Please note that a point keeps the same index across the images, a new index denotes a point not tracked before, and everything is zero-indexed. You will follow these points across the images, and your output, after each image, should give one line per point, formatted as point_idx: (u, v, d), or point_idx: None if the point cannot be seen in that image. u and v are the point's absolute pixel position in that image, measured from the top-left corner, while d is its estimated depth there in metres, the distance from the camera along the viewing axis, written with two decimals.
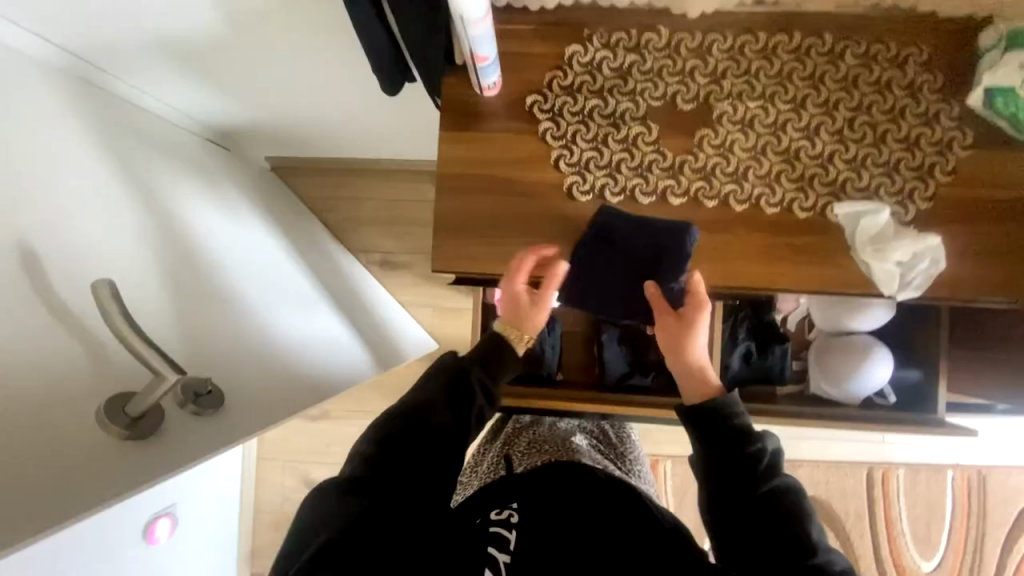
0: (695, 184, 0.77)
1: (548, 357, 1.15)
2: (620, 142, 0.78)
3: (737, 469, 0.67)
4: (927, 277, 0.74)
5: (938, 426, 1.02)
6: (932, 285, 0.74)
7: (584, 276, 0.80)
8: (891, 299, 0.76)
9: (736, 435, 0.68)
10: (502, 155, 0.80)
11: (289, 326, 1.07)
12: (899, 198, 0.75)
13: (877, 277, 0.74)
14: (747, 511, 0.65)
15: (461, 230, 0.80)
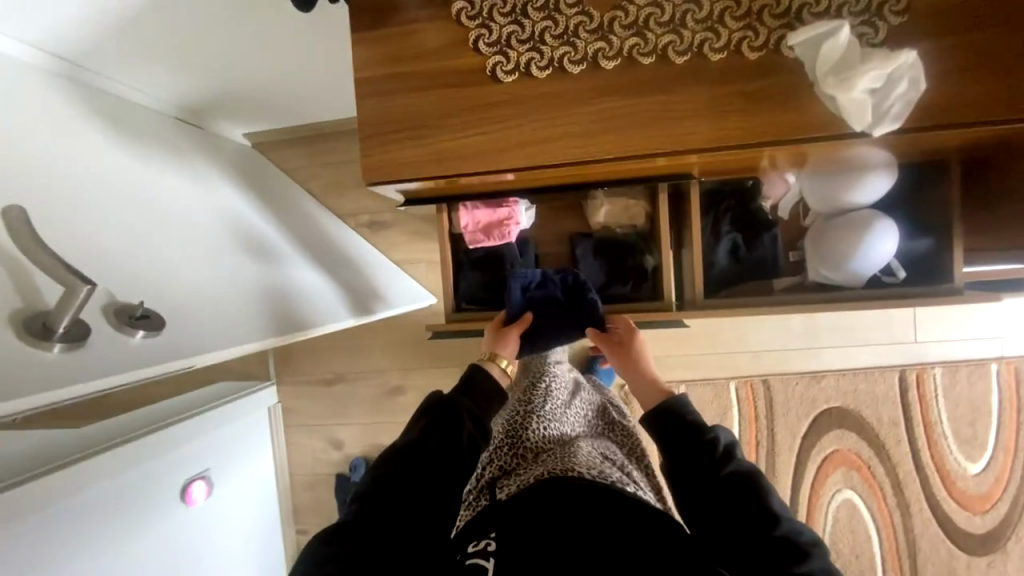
0: (627, 43, 0.69)
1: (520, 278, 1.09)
2: (540, 10, 0.71)
3: (698, 460, 0.73)
4: (906, 103, 0.64)
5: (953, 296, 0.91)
6: (913, 113, 0.64)
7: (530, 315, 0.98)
8: (866, 138, 0.67)
9: (691, 428, 0.78)
10: (419, 48, 0.74)
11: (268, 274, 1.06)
12: (866, 17, 0.65)
13: (845, 112, 0.64)
14: (712, 494, 0.70)
15: (388, 136, 0.76)
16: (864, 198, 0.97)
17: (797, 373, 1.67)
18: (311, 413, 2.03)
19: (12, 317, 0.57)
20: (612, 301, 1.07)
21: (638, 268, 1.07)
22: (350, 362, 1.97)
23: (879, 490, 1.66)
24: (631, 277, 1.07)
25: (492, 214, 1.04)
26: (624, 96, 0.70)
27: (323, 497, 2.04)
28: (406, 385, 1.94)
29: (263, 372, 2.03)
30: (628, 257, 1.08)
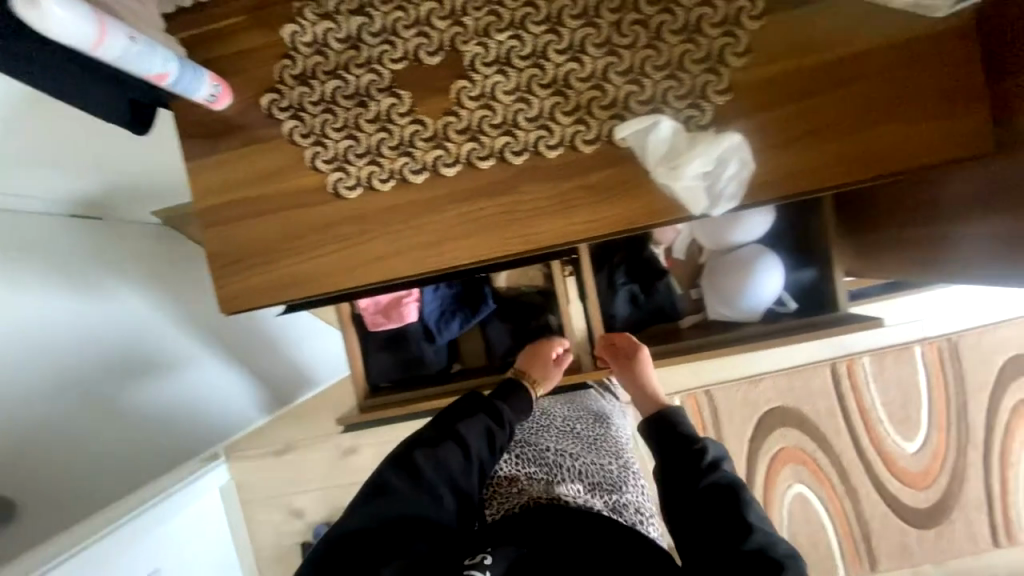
0: (464, 148, 0.68)
1: (429, 358, 1.09)
2: (373, 121, 0.69)
3: (683, 469, 0.73)
4: (738, 183, 0.64)
5: (840, 324, 0.95)
6: (747, 191, 0.65)
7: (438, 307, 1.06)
8: (709, 216, 0.67)
9: (682, 437, 0.77)
10: (258, 171, 0.72)
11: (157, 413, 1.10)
12: (690, 100, 0.65)
13: (681, 198, 0.65)
14: (696, 506, 0.68)
15: (240, 263, 0.73)
16: (743, 241, 1.01)
17: (736, 380, 1.71)
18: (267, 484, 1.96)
19: None
20: None
21: (541, 329, 1.07)
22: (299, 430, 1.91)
23: (826, 480, 1.71)
24: (535, 339, 1.07)
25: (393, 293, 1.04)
26: (471, 201, 0.69)
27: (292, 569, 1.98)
28: (359, 444, 1.90)
29: None
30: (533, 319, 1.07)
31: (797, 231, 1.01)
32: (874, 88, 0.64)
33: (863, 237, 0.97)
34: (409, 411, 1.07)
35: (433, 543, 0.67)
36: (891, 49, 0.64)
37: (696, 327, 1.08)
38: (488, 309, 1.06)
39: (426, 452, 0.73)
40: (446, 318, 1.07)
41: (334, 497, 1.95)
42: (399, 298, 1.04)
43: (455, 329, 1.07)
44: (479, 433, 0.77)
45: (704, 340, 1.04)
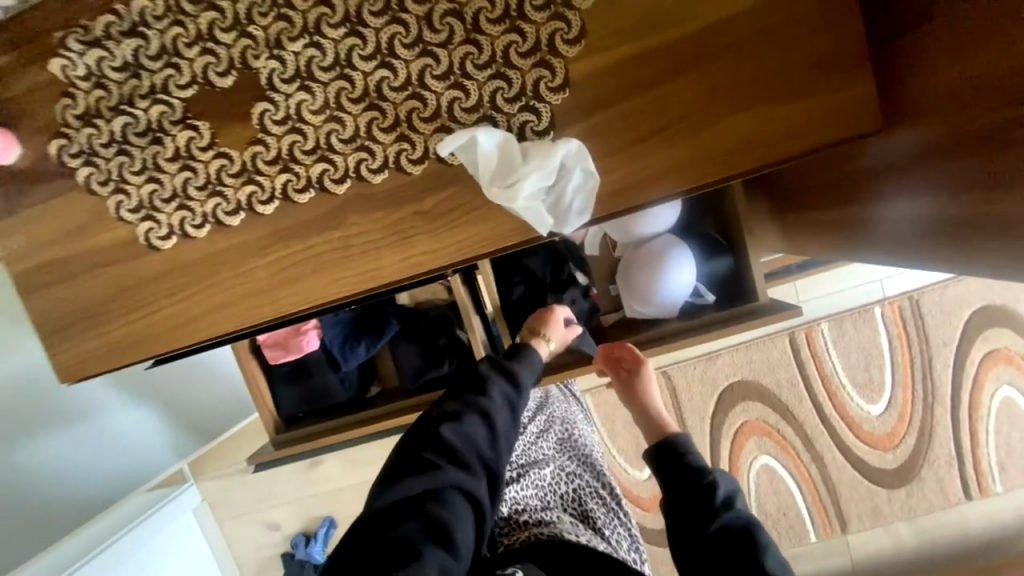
0: (278, 181, 0.59)
1: (335, 388, 1.03)
2: (173, 159, 0.60)
3: (693, 507, 0.63)
4: (586, 195, 0.56)
5: (758, 317, 0.89)
6: (597, 200, 0.57)
7: (341, 330, 1.01)
8: (562, 234, 0.59)
9: (692, 470, 0.67)
10: (62, 228, 0.64)
11: (79, 456, 1.07)
12: (522, 100, 0.56)
13: (523, 218, 0.57)
14: (711, 553, 0.59)
15: (65, 330, 0.67)
16: (655, 232, 0.92)
17: (693, 359, 1.66)
18: (238, 502, 1.97)
19: None
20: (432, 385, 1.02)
21: (451, 345, 1.01)
22: None
23: (792, 451, 1.68)
24: (445, 357, 1.01)
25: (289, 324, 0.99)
26: (297, 240, 0.61)
27: None
28: (323, 456, 1.89)
29: (178, 476, 1.94)
30: (441, 335, 1.01)
31: (711, 216, 0.95)
32: (737, 67, 0.54)
33: (781, 217, 0.89)
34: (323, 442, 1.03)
35: (471, 520, 0.65)
36: (751, 15, 0.53)
37: (617, 326, 1.01)
38: (393, 329, 1.01)
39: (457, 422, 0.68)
40: (351, 343, 1.01)
41: (306, 508, 1.95)
42: (296, 327, 0.99)
43: (362, 354, 1.01)
44: (511, 395, 0.72)
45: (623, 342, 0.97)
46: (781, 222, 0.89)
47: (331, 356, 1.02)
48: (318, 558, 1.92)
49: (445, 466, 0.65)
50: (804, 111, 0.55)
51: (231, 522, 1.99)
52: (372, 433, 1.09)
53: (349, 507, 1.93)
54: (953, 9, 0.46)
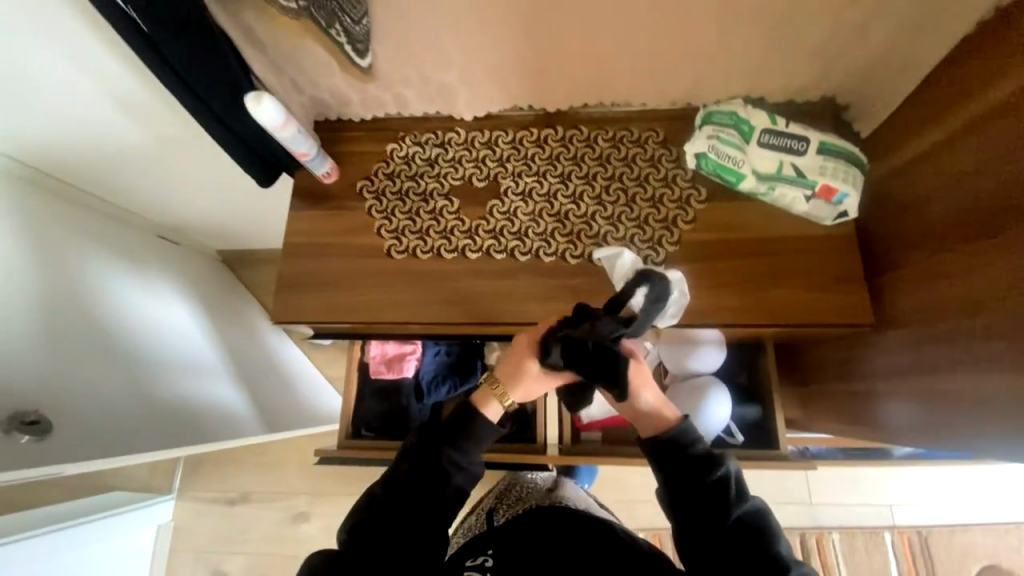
0: (486, 243, 0.94)
1: (413, 414, 1.21)
2: (429, 212, 0.97)
3: (704, 500, 0.67)
4: (678, 307, 0.87)
5: (779, 459, 1.09)
6: (684, 311, 0.88)
7: (432, 366, 1.20)
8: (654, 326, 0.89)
9: (696, 462, 0.68)
10: (337, 227, 0.98)
11: (190, 395, 1.25)
12: (650, 244, 0.92)
13: None
14: (727, 540, 0.65)
15: (299, 288, 0.95)
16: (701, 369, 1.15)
17: None
18: (203, 535, 1.87)
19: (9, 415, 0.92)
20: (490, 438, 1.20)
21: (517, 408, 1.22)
22: (258, 481, 1.89)
23: None
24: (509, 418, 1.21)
25: (399, 348, 1.20)
26: (483, 277, 0.93)
27: None
28: (312, 510, 1.85)
29: (165, 484, 1.91)
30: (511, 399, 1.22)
31: (742, 370, 1.21)
32: (784, 264, 0.89)
33: (796, 386, 1.16)
34: (380, 458, 1.15)
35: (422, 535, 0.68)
36: (796, 240, 0.90)
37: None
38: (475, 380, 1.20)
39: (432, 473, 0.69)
40: (437, 381, 1.19)
41: (265, 566, 1.82)
42: (403, 353, 1.20)
43: (442, 393, 1.19)
44: (483, 452, 0.71)
45: None
46: (797, 390, 1.16)
47: (418, 386, 1.21)
48: None
49: (424, 503, 0.68)
50: (822, 301, 0.88)
51: (182, 554, 1.85)
52: None
53: None
54: (908, 273, 0.81)
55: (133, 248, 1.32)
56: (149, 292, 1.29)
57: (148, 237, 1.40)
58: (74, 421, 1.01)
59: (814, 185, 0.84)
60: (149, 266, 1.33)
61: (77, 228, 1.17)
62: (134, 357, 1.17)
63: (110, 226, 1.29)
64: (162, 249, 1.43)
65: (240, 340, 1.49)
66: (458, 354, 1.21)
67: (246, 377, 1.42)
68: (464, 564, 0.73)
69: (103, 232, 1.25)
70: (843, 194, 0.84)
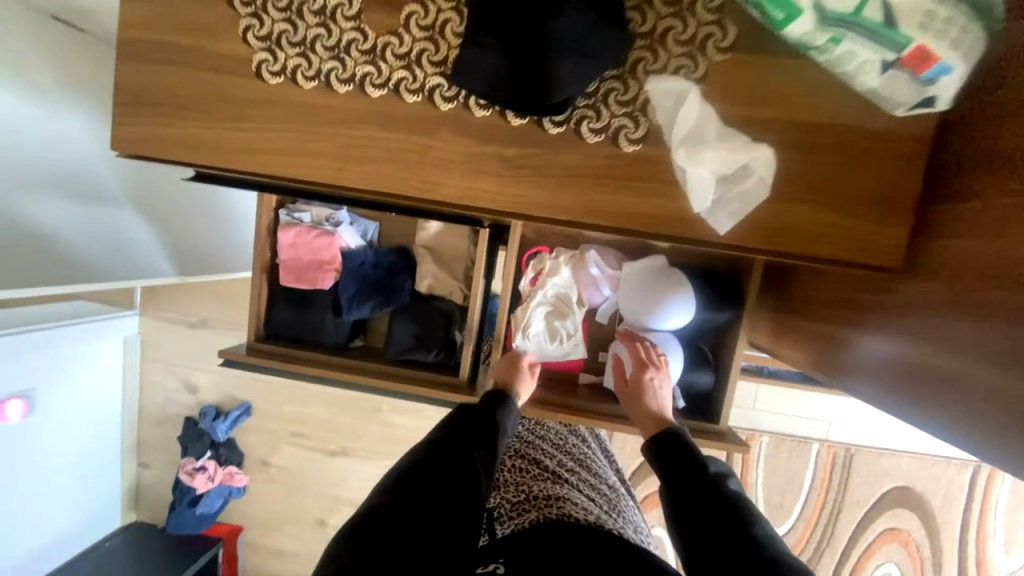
0: (395, 74, 0.65)
1: (328, 330, 1.07)
2: (317, 13, 0.65)
3: (691, 483, 0.70)
4: (744, 203, 0.62)
5: (711, 438, 0.97)
6: (748, 213, 0.62)
7: (354, 281, 1.07)
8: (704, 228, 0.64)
9: (684, 453, 0.76)
10: (189, 19, 0.68)
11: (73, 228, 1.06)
12: (629, 109, 0.62)
13: (689, 188, 0.62)
14: (715, 518, 0.64)
15: (144, 107, 0.70)
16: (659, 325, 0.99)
17: None
18: (170, 350, 1.96)
19: None
20: (410, 365, 1.08)
21: (445, 339, 1.07)
22: (217, 310, 1.90)
23: None
24: (435, 346, 1.06)
25: (314, 256, 1.05)
26: (388, 128, 0.67)
27: (168, 436, 2.00)
28: None
29: (127, 300, 1.94)
30: (440, 326, 1.08)
31: (709, 336, 1.05)
32: (813, 169, 0.62)
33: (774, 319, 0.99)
34: (287, 370, 1.03)
35: None
36: (840, 134, 0.61)
37: (590, 387, 1.10)
38: (402, 299, 1.07)
39: (476, 454, 0.71)
40: (360, 298, 1.06)
41: (230, 385, 1.96)
42: (319, 263, 1.05)
43: (364, 311, 1.06)
44: None
45: (592, 404, 1.02)
46: (772, 324, 0.99)
47: (337, 301, 1.07)
48: (219, 435, 1.91)
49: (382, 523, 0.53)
50: (843, 229, 0.63)
51: (152, 364, 1.97)
52: (337, 386, 1.09)
53: (270, 402, 1.95)
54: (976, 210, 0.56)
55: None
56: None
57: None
58: None
59: (901, 44, 0.51)
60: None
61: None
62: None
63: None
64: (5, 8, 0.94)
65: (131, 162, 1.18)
66: (384, 270, 1.09)
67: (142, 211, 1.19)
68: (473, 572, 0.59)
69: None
70: (941, 69, 0.53)
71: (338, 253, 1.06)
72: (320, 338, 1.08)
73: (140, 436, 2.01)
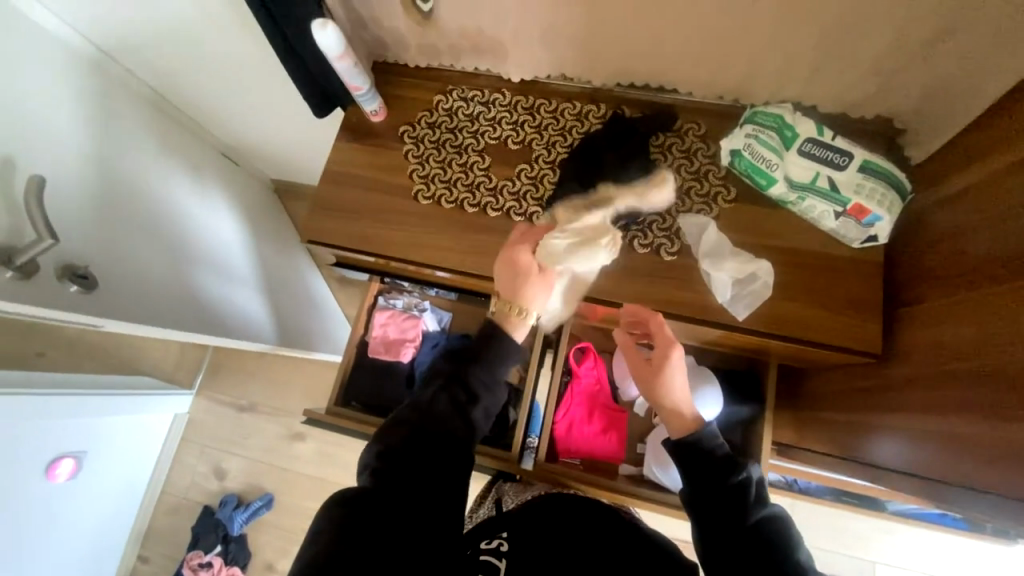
0: (509, 204, 0.97)
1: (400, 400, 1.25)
2: (461, 165, 1.01)
3: (721, 494, 0.73)
4: (755, 298, 0.86)
5: None
6: (759, 306, 0.86)
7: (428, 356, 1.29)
8: (725, 312, 0.87)
9: (715, 466, 0.75)
10: (375, 163, 1.04)
11: (223, 285, 1.34)
12: (668, 233, 0.91)
13: (713, 285, 0.87)
14: (736, 544, 0.69)
15: (329, 212, 1.02)
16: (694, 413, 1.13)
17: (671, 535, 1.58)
18: (210, 432, 2.04)
19: (61, 267, 0.93)
20: None
21: (500, 416, 1.23)
22: (267, 394, 2.04)
23: None
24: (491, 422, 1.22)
25: (400, 334, 1.28)
26: (498, 236, 0.97)
27: (179, 526, 1.95)
28: (307, 432, 1.98)
29: (186, 379, 2.08)
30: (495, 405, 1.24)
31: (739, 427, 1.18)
32: (802, 279, 0.87)
33: (790, 411, 1.14)
34: (359, 431, 1.17)
35: None
36: (816, 257, 0.87)
37: (630, 476, 1.21)
38: None
39: (442, 417, 0.76)
40: None
41: (258, 472, 1.98)
42: (403, 341, 1.28)
43: None
44: None
45: (632, 487, 1.12)
46: (790, 414, 1.14)
47: (411, 374, 1.28)
48: (234, 527, 1.87)
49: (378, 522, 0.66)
50: (835, 323, 0.85)
51: (187, 446, 2.03)
52: None
53: (293, 494, 1.93)
54: (924, 309, 0.79)
55: (164, 158, 1.28)
56: (198, 199, 1.36)
57: (133, 100, 1.27)
58: (127, 280, 1.06)
59: (845, 201, 0.81)
60: (154, 141, 1.27)
61: (137, 126, 1.24)
62: (160, 228, 1.20)
63: (150, 120, 1.30)
64: (155, 120, 1.32)
65: (246, 237, 1.51)
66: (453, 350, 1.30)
67: (262, 285, 1.48)
68: (481, 551, 0.77)
69: (144, 128, 1.26)
70: (876, 217, 0.80)
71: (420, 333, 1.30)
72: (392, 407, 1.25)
73: (150, 524, 1.96)
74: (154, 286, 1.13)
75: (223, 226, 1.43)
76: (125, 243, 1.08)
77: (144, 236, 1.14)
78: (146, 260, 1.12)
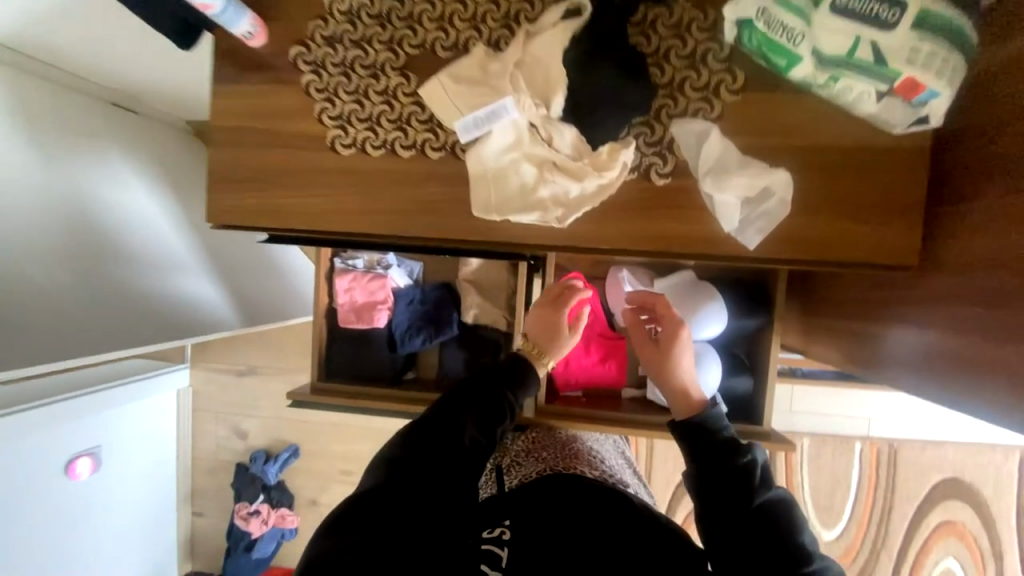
0: (452, 138, 0.75)
1: (386, 365, 1.17)
2: (380, 94, 0.77)
3: (725, 481, 0.65)
4: (769, 219, 0.70)
5: (759, 439, 1.02)
6: (774, 228, 0.71)
7: (405, 315, 1.17)
8: (731, 241, 0.72)
9: (720, 449, 0.67)
10: (269, 107, 0.79)
11: (168, 284, 1.19)
12: (657, 148, 0.71)
13: (717, 210, 0.70)
14: (739, 530, 0.62)
15: (234, 183, 0.81)
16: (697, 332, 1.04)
17: None
18: (219, 400, 2.06)
19: None
20: None
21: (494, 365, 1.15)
22: (261, 356, 2.01)
23: None
24: None
25: (369, 297, 1.16)
26: (446, 184, 0.77)
27: (220, 482, 2.08)
28: None
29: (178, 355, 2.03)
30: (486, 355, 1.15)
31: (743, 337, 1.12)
32: (825, 185, 0.70)
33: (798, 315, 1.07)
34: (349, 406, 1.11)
35: None
36: (842, 153, 0.69)
37: (634, 400, 1.18)
38: (450, 331, 1.16)
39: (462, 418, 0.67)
40: (411, 332, 1.16)
41: (276, 427, 2.03)
42: (373, 303, 1.16)
43: (417, 345, 1.16)
44: None
45: (637, 416, 1.09)
46: (798, 318, 1.07)
47: (391, 337, 1.18)
48: (270, 478, 1.99)
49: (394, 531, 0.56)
50: (863, 234, 0.71)
51: (202, 415, 2.07)
52: (398, 417, 1.18)
53: (315, 441, 2.02)
54: (976, 208, 0.64)
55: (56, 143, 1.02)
56: (110, 181, 1.13)
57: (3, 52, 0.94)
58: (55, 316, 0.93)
59: (893, 77, 0.59)
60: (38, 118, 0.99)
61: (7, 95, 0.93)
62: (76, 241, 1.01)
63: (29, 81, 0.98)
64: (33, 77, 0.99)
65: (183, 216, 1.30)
66: (431, 304, 1.18)
67: (215, 267, 1.33)
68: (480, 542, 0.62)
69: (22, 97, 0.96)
70: (930, 94, 0.60)
71: (391, 292, 1.17)
72: (379, 373, 1.17)
73: (194, 485, 2.09)
74: (89, 313, 1.00)
75: (154, 213, 1.22)
76: (37, 273, 0.92)
77: (59, 259, 0.97)
78: (68, 285, 0.97)
